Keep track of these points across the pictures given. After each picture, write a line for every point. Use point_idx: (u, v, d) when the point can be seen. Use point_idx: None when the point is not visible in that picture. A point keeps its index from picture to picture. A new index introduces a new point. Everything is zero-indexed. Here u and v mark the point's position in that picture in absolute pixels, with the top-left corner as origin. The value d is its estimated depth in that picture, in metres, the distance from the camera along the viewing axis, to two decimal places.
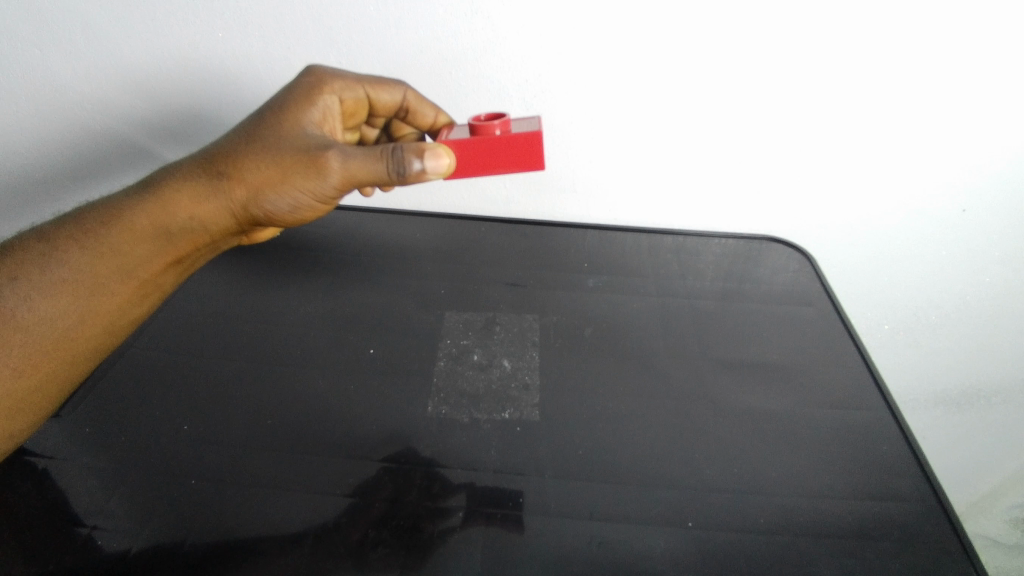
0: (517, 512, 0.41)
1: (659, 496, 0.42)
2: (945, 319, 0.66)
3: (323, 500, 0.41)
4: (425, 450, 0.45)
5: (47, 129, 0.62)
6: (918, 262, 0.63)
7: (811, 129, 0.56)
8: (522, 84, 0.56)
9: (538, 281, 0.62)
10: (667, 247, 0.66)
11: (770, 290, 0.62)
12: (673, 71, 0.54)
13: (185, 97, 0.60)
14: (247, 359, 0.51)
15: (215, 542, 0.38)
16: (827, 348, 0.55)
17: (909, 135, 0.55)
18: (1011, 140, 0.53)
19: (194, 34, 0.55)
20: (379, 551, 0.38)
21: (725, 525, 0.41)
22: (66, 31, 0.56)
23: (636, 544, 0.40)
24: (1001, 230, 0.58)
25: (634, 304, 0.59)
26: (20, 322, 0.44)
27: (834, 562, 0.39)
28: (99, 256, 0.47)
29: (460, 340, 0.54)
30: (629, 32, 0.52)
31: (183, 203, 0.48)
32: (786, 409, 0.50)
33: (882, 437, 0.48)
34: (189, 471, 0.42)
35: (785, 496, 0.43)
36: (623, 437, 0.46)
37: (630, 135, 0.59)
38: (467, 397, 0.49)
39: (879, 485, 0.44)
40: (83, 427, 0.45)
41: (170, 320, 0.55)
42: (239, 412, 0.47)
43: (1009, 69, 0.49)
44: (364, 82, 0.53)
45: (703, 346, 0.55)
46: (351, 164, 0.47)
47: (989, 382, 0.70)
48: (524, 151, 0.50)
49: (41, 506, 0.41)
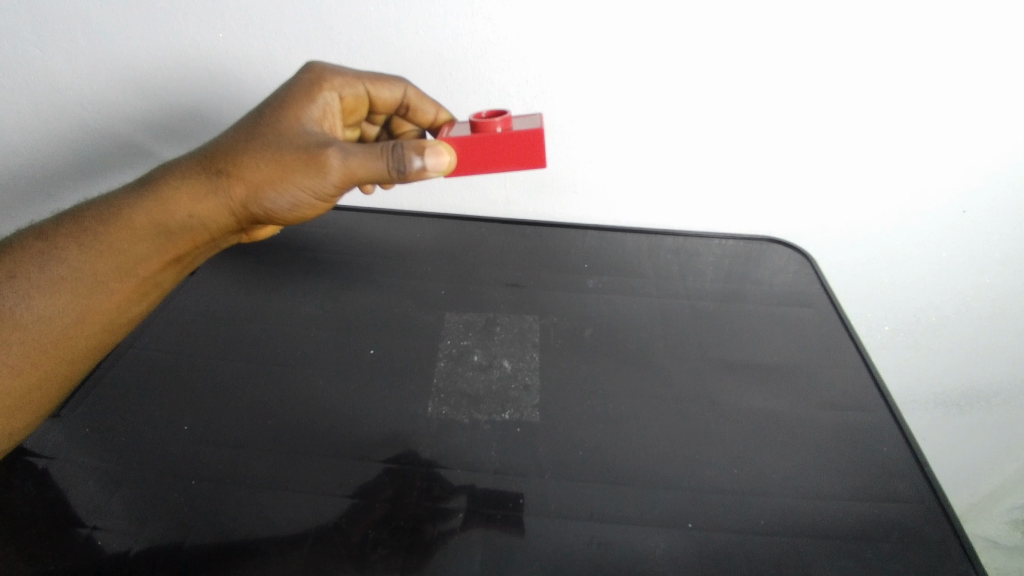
0: (517, 513, 0.41)
1: (658, 498, 0.43)
2: (946, 320, 0.66)
3: (324, 501, 0.41)
4: (426, 451, 0.45)
5: (48, 129, 0.62)
6: (920, 263, 0.63)
7: (812, 128, 0.56)
8: (522, 84, 0.56)
9: (538, 281, 0.62)
10: (668, 248, 0.66)
11: (770, 291, 0.62)
12: (672, 71, 0.54)
13: (185, 97, 0.60)
14: (248, 359, 0.52)
15: (216, 543, 0.39)
16: (827, 349, 0.55)
17: (910, 135, 0.55)
18: (1013, 140, 0.52)
19: (195, 34, 0.55)
20: (379, 552, 0.39)
21: (724, 526, 0.41)
22: (66, 30, 0.56)
23: (635, 546, 0.40)
24: (1002, 231, 0.58)
25: (635, 305, 0.59)
26: (18, 320, 0.45)
27: (832, 564, 0.39)
28: (98, 254, 0.47)
29: (460, 341, 0.54)
30: (629, 32, 0.51)
31: (183, 201, 0.48)
32: (785, 410, 0.50)
33: (882, 439, 0.48)
34: (190, 472, 0.43)
35: (784, 497, 0.43)
36: (623, 438, 0.46)
37: (630, 135, 0.59)
38: (468, 398, 0.49)
39: (878, 486, 0.44)
40: (84, 427, 0.46)
41: (170, 320, 0.55)
42: (240, 412, 0.47)
43: (1011, 69, 0.49)
44: (364, 79, 0.53)
45: (703, 347, 0.55)
46: (350, 162, 0.47)
47: (990, 383, 0.70)
48: (525, 149, 0.50)
49: (42, 507, 0.41)
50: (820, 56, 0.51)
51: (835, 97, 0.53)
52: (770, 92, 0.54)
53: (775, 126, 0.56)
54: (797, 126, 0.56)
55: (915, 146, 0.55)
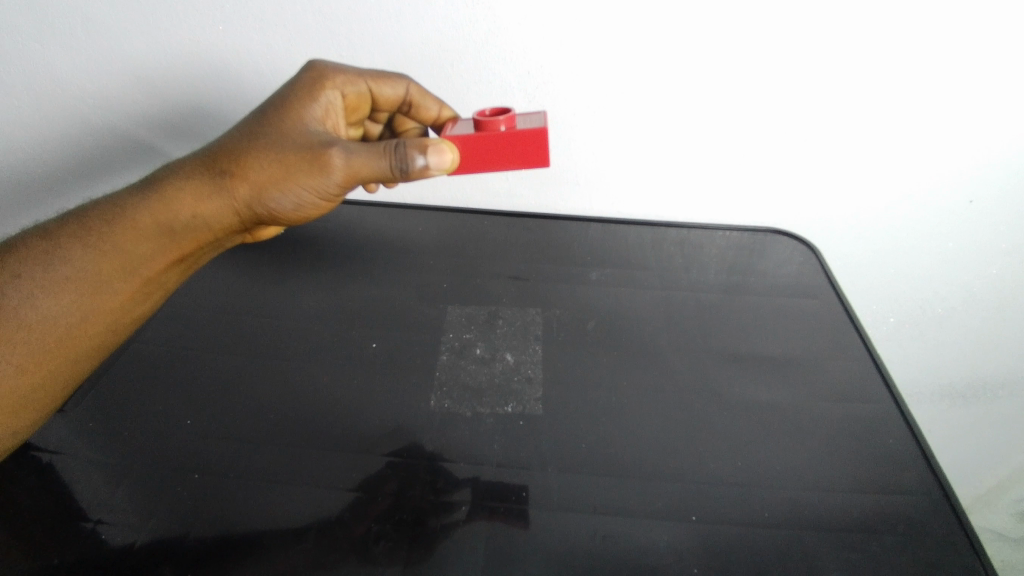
0: (521, 506, 0.41)
1: (661, 492, 0.42)
2: (952, 312, 0.66)
3: (326, 495, 0.41)
4: (428, 444, 0.45)
5: (51, 126, 0.63)
6: (926, 253, 0.63)
7: (816, 120, 0.56)
8: (524, 76, 0.56)
9: (540, 275, 0.61)
10: (671, 240, 0.66)
11: (774, 283, 0.62)
12: (674, 61, 0.53)
13: (186, 91, 0.60)
14: (249, 355, 0.52)
15: (218, 536, 0.39)
16: (832, 342, 0.55)
17: (913, 127, 0.54)
18: (1016, 128, 0.52)
19: (196, 28, 0.55)
20: (382, 545, 0.38)
21: (727, 519, 0.41)
22: (67, 26, 0.56)
23: (639, 538, 0.39)
24: (1007, 222, 0.58)
25: (638, 298, 0.59)
26: (22, 319, 0.44)
27: (837, 558, 0.39)
28: (102, 254, 0.47)
29: (462, 334, 0.54)
30: (629, 24, 0.51)
31: (187, 201, 0.47)
32: (789, 402, 0.49)
33: (888, 431, 0.48)
34: (192, 466, 0.43)
35: (789, 488, 0.43)
36: (627, 431, 0.46)
37: (632, 127, 0.59)
38: (470, 390, 0.49)
39: (884, 478, 0.44)
40: (87, 423, 0.46)
41: (173, 317, 0.55)
42: (244, 406, 0.47)
43: (1014, 60, 0.48)
44: (366, 76, 0.53)
45: (706, 339, 0.55)
46: (354, 161, 0.47)
47: (996, 375, 0.69)
48: (529, 146, 0.50)
49: (45, 500, 0.41)
50: (824, 51, 0.51)
51: (839, 91, 0.53)
52: (774, 87, 0.54)
53: (779, 119, 0.56)
54: (802, 118, 0.56)
55: (922, 138, 0.55)
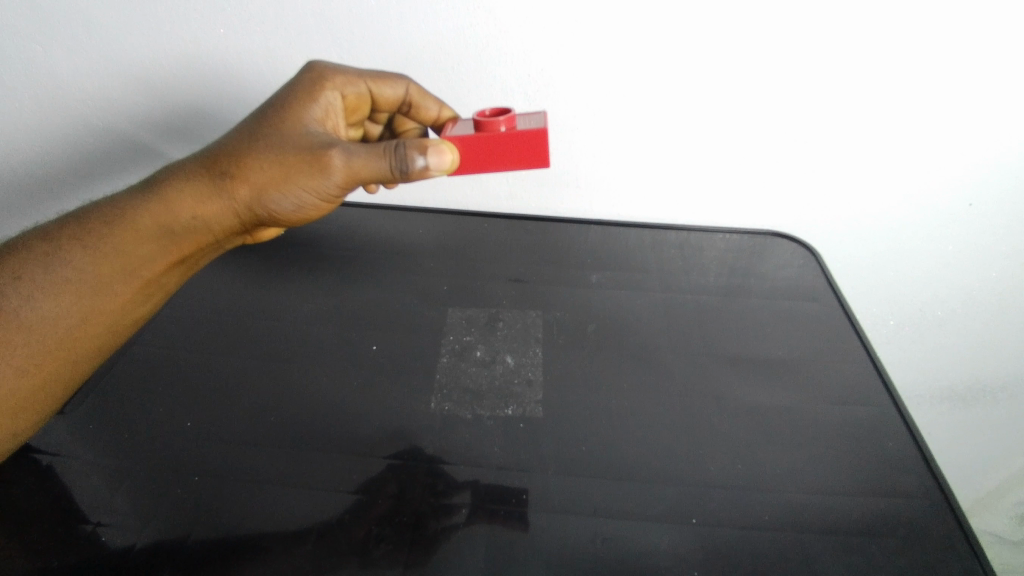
0: (521, 508, 0.41)
1: (661, 494, 0.42)
2: (952, 314, 0.66)
3: (326, 497, 0.41)
4: (429, 447, 0.45)
5: (51, 127, 0.62)
6: (926, 256, 0.63)
7: (817, 121, 0.56)
8: (525, 77, 0.56)
9: (541, 276, 0.61)
10: (672, 242, 0.66)
11: (775, 285, 0.62)
12: (675, 63, 0.53)
13: (186, 92, 0.60)
14: (250, 356, 0.52)
15: (218, 538, 0.39)
16: (833, 345, 0.55)
17: (914, 129, 0.54)
18: (1017, 130, 0.52)
19: (196, 28, 0.55)
20: (383, 547, 0.38)
21: (727, 521, 0.41)
22: (66, 26, 0.55)
23: (639, 541, 0.39)
24: (1008, 224, 0.58)
25: (638, 301, 0.59)
26: (23, 321, 0.44)
27: (837, 561, 0.39)
28: (102, 256, 0.47)
29: (462, 336, 0.54)
30: (630, 26, 0.51)
31: (186, 203, 0.47)
32: (790, 405, 0.49)
33: (889, 434, 0.48)
34: (193, 468, 0.43)
35: (789, 491, 0.43)
36: (628, 434, 0.46)
37: (633, 129, 0.59)
38: (470, 393, 0.49)
39: (884, 481, 0.44)
40: (87, 425, 0.46)
41: (174, 319, 0.55)
42: (244, 407, 0.47)
43: (1014, 63, 0.48)
44: (366, 77, 0.53)
45: (706, 342, 0.55)
46: (354, 162, 0.46)
47: (996, 377, 0.69)
48: (528, 147, 0.50)
49: (45, 502, 0.41)
50: (826, 51, 0.51)
51: (840, 93, 0.53)
52: (774, 89, 0.54)
53: (780, 121, 0.56)
54: (802, 120, 0.56)
55: (923, 139, 0.55)
